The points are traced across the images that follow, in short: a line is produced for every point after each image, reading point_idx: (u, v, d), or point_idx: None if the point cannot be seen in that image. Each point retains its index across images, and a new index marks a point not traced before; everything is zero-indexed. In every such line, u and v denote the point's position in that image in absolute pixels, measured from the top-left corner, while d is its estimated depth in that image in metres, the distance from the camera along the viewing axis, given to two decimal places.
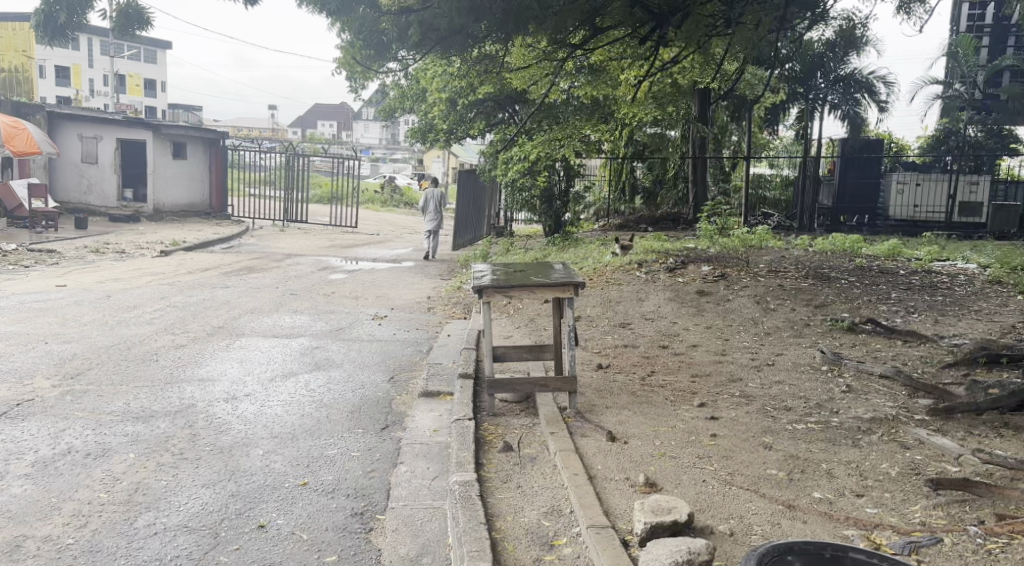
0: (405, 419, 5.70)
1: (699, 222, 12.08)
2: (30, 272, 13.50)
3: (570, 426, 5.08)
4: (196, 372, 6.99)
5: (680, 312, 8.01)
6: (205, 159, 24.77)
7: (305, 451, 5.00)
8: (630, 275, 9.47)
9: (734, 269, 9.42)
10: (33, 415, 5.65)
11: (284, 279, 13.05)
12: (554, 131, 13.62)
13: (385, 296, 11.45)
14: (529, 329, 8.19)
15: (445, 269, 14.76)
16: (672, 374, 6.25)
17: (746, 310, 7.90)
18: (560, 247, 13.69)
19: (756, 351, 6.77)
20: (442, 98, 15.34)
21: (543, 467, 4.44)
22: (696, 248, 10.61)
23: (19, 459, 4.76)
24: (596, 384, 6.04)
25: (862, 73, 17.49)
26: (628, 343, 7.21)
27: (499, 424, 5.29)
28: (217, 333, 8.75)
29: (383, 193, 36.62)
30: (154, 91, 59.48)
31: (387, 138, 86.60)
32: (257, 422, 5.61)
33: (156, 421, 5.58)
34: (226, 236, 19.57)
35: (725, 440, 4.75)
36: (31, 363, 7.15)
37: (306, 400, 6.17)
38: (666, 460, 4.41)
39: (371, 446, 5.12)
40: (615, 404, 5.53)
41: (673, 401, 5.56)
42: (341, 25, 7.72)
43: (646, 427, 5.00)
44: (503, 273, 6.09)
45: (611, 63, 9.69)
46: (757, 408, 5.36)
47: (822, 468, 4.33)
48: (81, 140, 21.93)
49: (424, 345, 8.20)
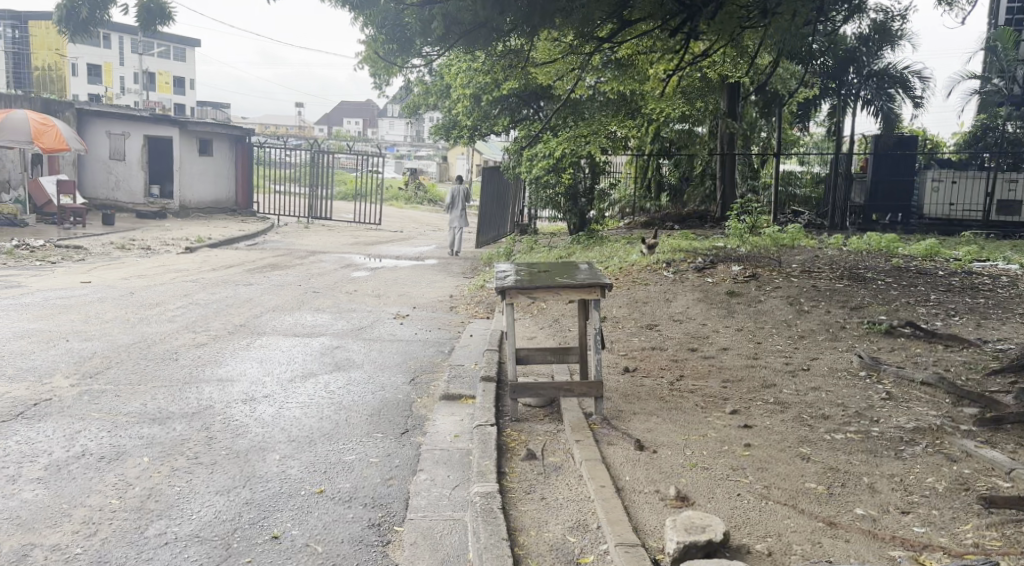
0: (426, 423, 5.54)
1: (729, 220, 11.78)
2: (55, 268, 13.54)
3: (596, 433, 4.89)
4: (216, 372, 6.88)
5: (709, 313, 7.78)
6: (231, 155, 24.76)
7: (323, 457, 4.85)
8: (658, 275, 9.23)
9: (765, 268, 9.17)
10: (49, 416, 5.56)
11: (307, 276, 12.98)
12: (579, 127, 13.31)
13: (407, 294, 11.32)
14: (553, 331, 8.01)
15: (469, 266, 14.62)
16: (702, 378, 6.03)
17: (779, 312, 7.65)
18: (586, 245, 13.45)
19: (791, 355, 6.53)
20: (467, 94, 15.14)
21: (568, 477, 4.25)
22: (726, 247, 10.34)
23: (32, 462, 4.66)
24: (623, 388, 5.84)
25: (897, 68, 16.94)
26: (656, 345, 7.00)
27: (523, 430, 5.12)
28: (238, 332, 8.65)
29: (408, 190, 36.65)
30: (183, 88, 60.01)
31: (412, 135, 86.73)
32: (274, 425, 5.47)
33: (172, 422, 5.47)
34: (251, 232, 19.57)
35: (759, 451, 4.54)
36: (52, 361, 7.10)
37: (325, 402, 6.03)
38: (698, 471, 4.21)
39: (390, 452, 4.96)
40: (643, 410, 5.33)
41: (704, 408, 5.34)
42: (364, 18, 7.56)
43: (676, 435, 4.80)
44: (527, 273, 5.90)
45: (640, 58, 9.47)
46: (793, 416, 5.14)
47: (863, 483, 4.11)
48: (109, 137, 22.06)
49: (446, 346, 8.06)
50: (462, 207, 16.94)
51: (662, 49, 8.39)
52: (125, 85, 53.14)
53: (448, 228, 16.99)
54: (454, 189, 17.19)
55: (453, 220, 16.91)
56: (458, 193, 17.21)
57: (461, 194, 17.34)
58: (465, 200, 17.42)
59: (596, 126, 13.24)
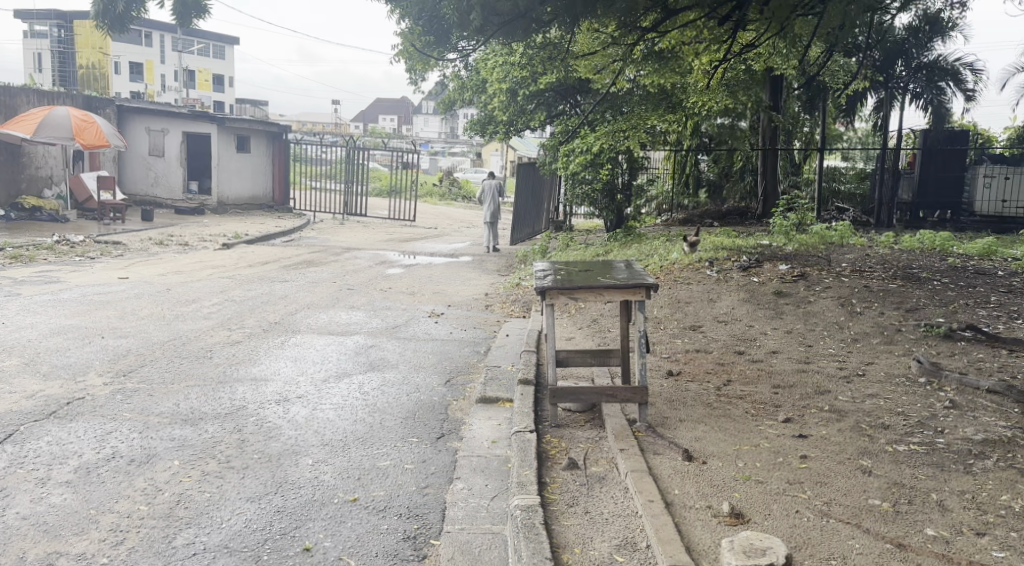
0: (462, 427, 5.35)
1: (775, 217, 11.41)
2: (94, 264, 13.62)
3: (642, 441, 4.66)
4: (249, 371, 6.76)
5: (756, 314, 7.50)
6: (268, 151, 24.82)
7: (356, 462, 4.68)
8: (700, 274, 8.95)
9: (814, 268, 8.82)
10: (82, 415, 5.46)
11: (342, 273, 12.88)
12: (618, 122, 12.99)
13: (442, 292, 11.15)
14: (592, 332, 7.76)
15: (503, 264, 14.43)
16: (750, 384, 5.78)
17: (830, 314, 7.36)
18: (624, 243, 13.15)
19: (844, 360, 6.26)
20: (503, 89, 14.91)
21: (613, 489, 4.04)
22: (771, 245, 10.01)
23: (62, 464, 4.55)
24: (667, 394, 5.60)
25: (947, 60, 16.42)
26: (700, 347, 6.74)
27: (563, 437, 4.91)
28: (272, 329, 8.54)
29: (442, 187, 36.61)
30: (223, 86, 60.69)
31: (447, 132, 86.65)
32: (307, 428, 5.32)
33: (204, 424, 5.34)
34: (287, 229, 19.59)
35: (817, 464, 4.30)
36: (86, 359, 7.03)
37: (359, 404, 5.87)
38: (752, 485, 3.99)
39: (426, 458, 4.77)
40: (689, 417, 5.10)
41: (755, 416, 5.10)
42: (401, 10, 7.39)
43: (727, 444, 4.57)
44: (567, 273, 5.69)
45: (684, 48, 9.18)
46: (850, 426, 4.89)
47: (932, 501, 3.86)
48: (149, 133, 22.28)
49: (482, 346, 7.87)
50: (495, 202, 16.85)
51: (708, 38, 8.10)
52: (166, 83, 53.88)
53: (483, 224, 16.90)
54: (486, 185, 17.14)
55: (486, 215, 16.80)
56: (491, 189, 17.15)
57: (495, 187, 17.30)
58: (498, 195, 17.34)
59: (635, 120, 12.84)
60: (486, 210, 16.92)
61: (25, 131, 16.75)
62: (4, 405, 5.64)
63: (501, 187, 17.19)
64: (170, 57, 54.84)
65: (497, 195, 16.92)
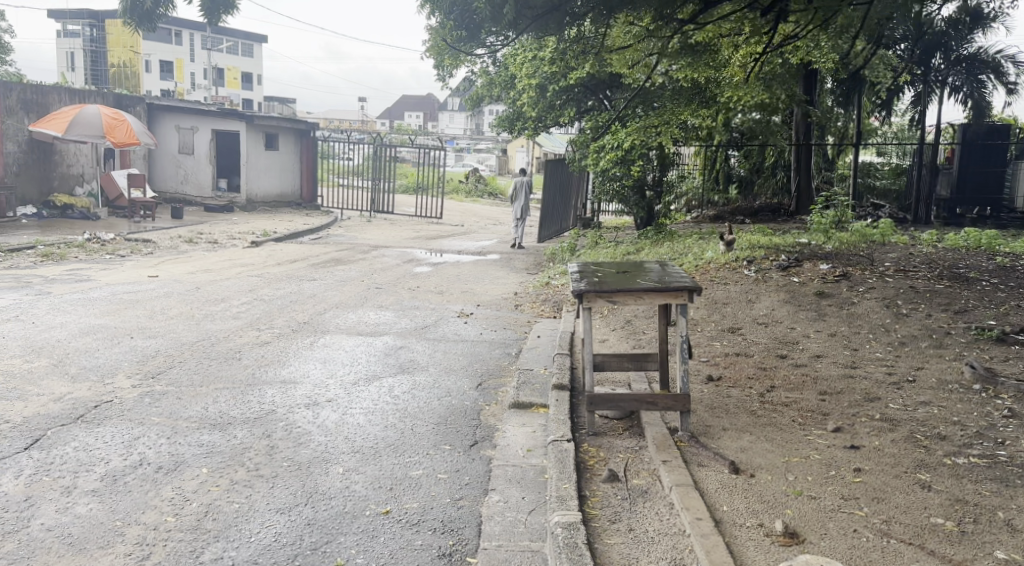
0: (496, 434, 5.18)
1: (813, 214, 11.12)
2: (125, 262, 13.64)
3: (685, 451, 4.50)
4: (278, 373, 6.65)
5: (798, 316, 7.29)
6: (295, 149, 24.82)
7: (388, 471, 4.54)
8: (738, 274, 8.72)
9: (856, 268, 8.55)
10: (109, 419, 5.37)
11: (370, 272, 12.74)
12: (649, 118, 12.71)
13: (471, 291, 10.99)
14: (626, 333, 7.55)
15: (532, 262, 14.22)
16: (795, 391, 5.60)
17: (875, 316, 7.13)
18: (655, 241, 12.89)
19: (892, 366, 6.07)
20: (532, 85, 14.70)
21: (657, 505, 3.89)
22: (811, 244, 9.73)
23: (88, 471, 4.46)
24: (709, 400, 5.42)
25: (987, 52, 15.56)
26: (740, 350, 6.56)
27: (602, 446, 4.73)
28: (301, 330, 8.43)
29: (468, 184, 36.52)
30: (252, 85, 61.12)
31: (473, 128, 86.50)
32: (338, 434, 5.18)
33: (233, 429, 5.22)
34: (315, 227, 19.53)
35: (872, 477, 4.16)
36: (115, 360, 6.96)
37: (390, 409, 5.72)
38: (805, 502, 3.86)
39: (460, 467, 4.61)
40: (733, 425, 4.94)
41: (802, 425, 4.95)
42: (432, 4, 7.22)
43: (776, 456, 4.44)
44: (605, 274, 5.50)
45: (721, 40, 8.94)
46: (903, 436, 4.73)
47: (999, 519, 3.69)
48: (178, 131, 22.36)
49: (513, 347, 7.70)
50: (524, 198, 16.72)
51: (748, 29, 7.86)
52: (196, 81, 54.33)
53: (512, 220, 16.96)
54: (516, 181, 17.01)
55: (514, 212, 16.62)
56: (520, 186, 17.03)
57: (524, 186, 17.11)
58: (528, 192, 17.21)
59: (667, 116, 12.55)
60: (515, 207, 16.87)
61: (57, 129, 16.87)
62: (32, 408, 5.57)
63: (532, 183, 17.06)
64: (199, 56, 55.26)
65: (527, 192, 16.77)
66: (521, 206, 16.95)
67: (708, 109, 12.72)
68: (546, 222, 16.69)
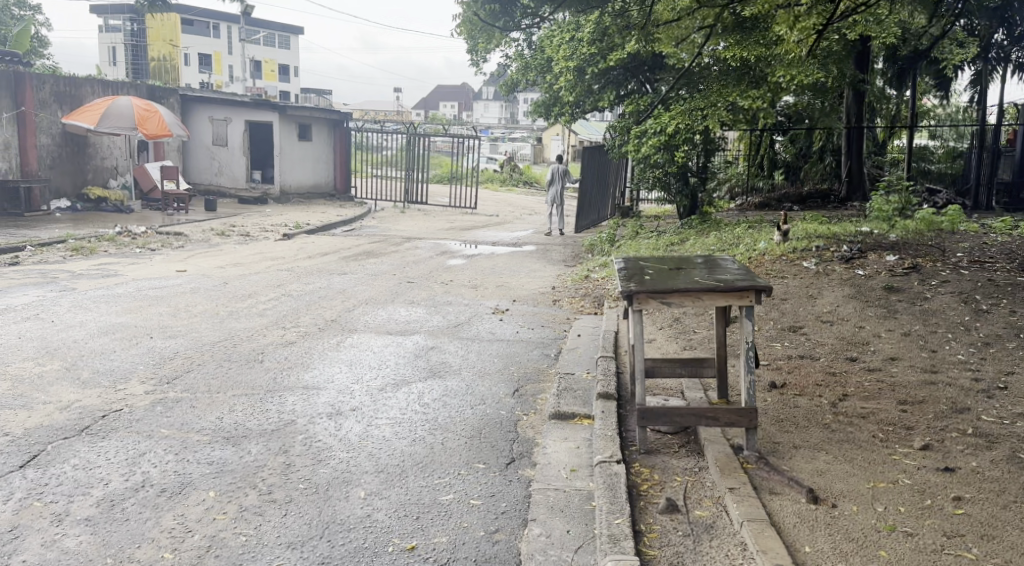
0: (535, 450, 4.67)
1: (875, 200, 10.55)
2: (154, 256, 13.35)
3: (753, 475, 4.05)
4: (302, 377, 6.18)
5: (866, 314, 6.83)
6: (330, 140, 24.45)
7: (414, 496, 4.03)
8: (797, 266, 8.14)
9: (926, 259, 8.08)
10: (115, 432, 4.94)
11: (402, 264, 12.30)
12: (695, 100, 12.14)
13: (507, 285, 10.49)
14: (675, 332, 6.97)
15: (570, 253, 13.72)
16: (871, 400, 5.20)
17: (952, 313, 6.72)
18: (701, 230, 12.29)
19: (977, 371, 5.62)
20: (570, 67, 13.81)
21: (726, 545, 3.44)
22: (872, 232, 9.13)
23: (84, 495, 4.01)
24: (775, 412, 4.99)
25: None
26: (805, 354, 6.10)
27: (656, 467, 4.22)
28: (329, 328, 7.97)
29: (503, 173, 36.18)
30: (288, 76, 61.16)
31: (507, 117, 85.90)
32: (361, 450, 4.68)
33: (247, 444, 4.75)
34: (350, 218, 19.21)
35: (975, 509, 3.71)
36: (131, 363, 6.56)
37: (419, 419, 5.21)
38: (901, 541, 3.43)
39: (496, 491, 4.11)
40: (806, 443, 4.51)
41: (884, 442, 4.53)
42: None
43: (859, 481, 4.01)
44: (655, 271, 4.93)
45: (778, 11, 8.34)
46: (1004, 457, 4.30)
47: None
48: (212, 122, 22.13)
49: (552, 347, 7.18)
50: (560, 185, 16.31)
51: None
52: (233, 73, 54.60)
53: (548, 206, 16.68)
54: (553, 168, 16.61)
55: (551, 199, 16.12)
56: (557, 172, 16.61)
57: (561, 172, 16.61)
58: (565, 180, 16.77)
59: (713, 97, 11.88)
60: (551, 192, 16.49)
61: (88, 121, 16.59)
62: (36, 418, 5.15)
63: (568, 170, 16.61)
64: (237, 47, 55.25)
65: (564, 179, 16.36)
66: (557, 194, 16.65)
67: (758, 89, 11.92)
68: (585, 210, 16.14)
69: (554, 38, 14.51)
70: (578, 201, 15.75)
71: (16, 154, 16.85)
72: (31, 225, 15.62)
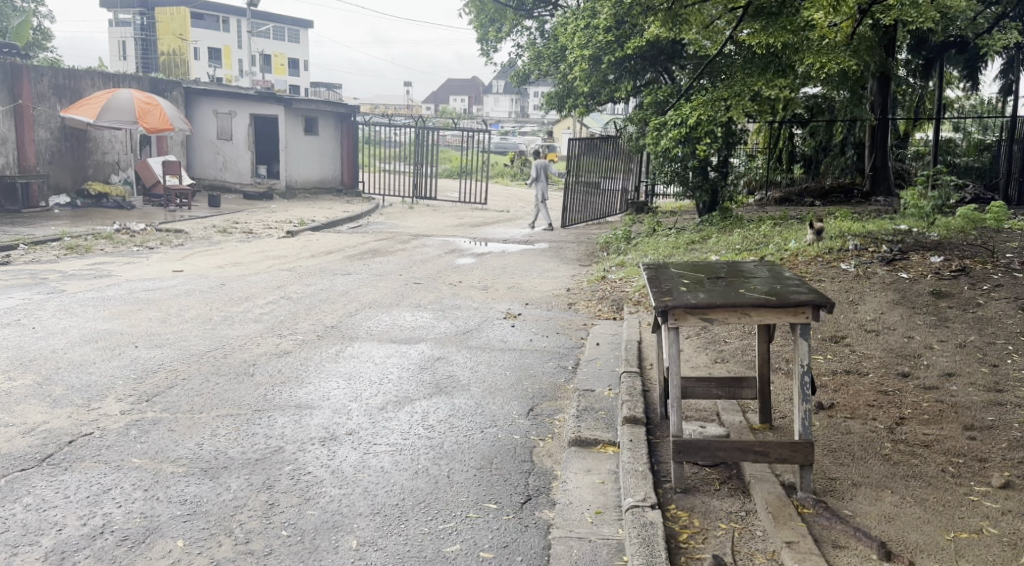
0: (555, 486, 4.09)
1: (908, 194, 9.91)
2: (151, 255, 12.78)
3: (811, 525, 3.47)
4: (295, 394, 5.61)
5: (915, 321, 6.22)
6: (337, 133, 23.90)
7: (414, 546, 3.46)
8: (835, 268, 7.51)
9: (975, 261, 7.44)
10: (79, 462, 4.38)
11: (409, 263, 11.70)
12: (718, 90, 11.49)
13: (519, 287, 9.89)
14: (704, 342, 6.36)
15: (585, 252, 13.09)
16: (933, 425, 4.59)
17: (1011, 321, 6.09)
18: (724, 227, 11.64)
19: None
20: (584, 56, 13.25)
21: None
22: (912, 231, 8.46)
23: (31, 546, 3.45)
24: (827, 440, 4.39)
25: None
26: (852, 369, 5.48)
27: (696, 510, 3.64)
28: (329, 336, 7.40)
29: (513, 166, 35.61)
30: (297, 71, 60.70)
31: (517, 110, 85.21)
32: (354, 485, 4.11)
33: (227, 478, 4.19)
34: (357, 215, 18.57)
35: None
36: (110, 377, 6.01)
37: (422, 446, 4.63)
38: None
39: (511, 540, 3.53)
40: (867, 479, 3.92)
41: (956, 478, 3.94)
42: None
43: (936, 530, 3.43)
44: (693, 282, 4.33)
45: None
46: None
47: None
48: (217, 116, 21.65)
49: (568, 358, 6.58)
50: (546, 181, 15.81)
51: None
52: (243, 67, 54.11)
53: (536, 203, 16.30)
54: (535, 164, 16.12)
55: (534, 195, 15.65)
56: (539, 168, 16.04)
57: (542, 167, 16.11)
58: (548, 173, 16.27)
59: (738, 87, 11.33)
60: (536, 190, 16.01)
61: (88, 115, 16.06)
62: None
63: (548, 164, 16.13)
64: (246, 41, 54.79)
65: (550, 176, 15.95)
66: (544, 187, 16.43)
67: (785, 78, 11.29)
68: (575, 205, 15.90)
69: (568, 26, 13.91)
70: (568, 198, 15.48)
71: (14, 149, 16.33)
72: (27, 223, 15.12)
